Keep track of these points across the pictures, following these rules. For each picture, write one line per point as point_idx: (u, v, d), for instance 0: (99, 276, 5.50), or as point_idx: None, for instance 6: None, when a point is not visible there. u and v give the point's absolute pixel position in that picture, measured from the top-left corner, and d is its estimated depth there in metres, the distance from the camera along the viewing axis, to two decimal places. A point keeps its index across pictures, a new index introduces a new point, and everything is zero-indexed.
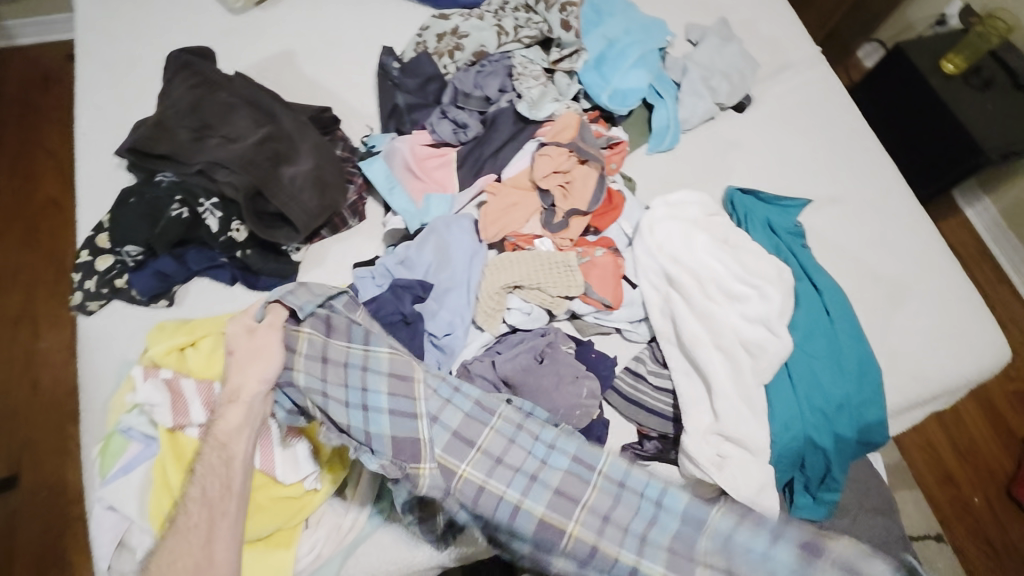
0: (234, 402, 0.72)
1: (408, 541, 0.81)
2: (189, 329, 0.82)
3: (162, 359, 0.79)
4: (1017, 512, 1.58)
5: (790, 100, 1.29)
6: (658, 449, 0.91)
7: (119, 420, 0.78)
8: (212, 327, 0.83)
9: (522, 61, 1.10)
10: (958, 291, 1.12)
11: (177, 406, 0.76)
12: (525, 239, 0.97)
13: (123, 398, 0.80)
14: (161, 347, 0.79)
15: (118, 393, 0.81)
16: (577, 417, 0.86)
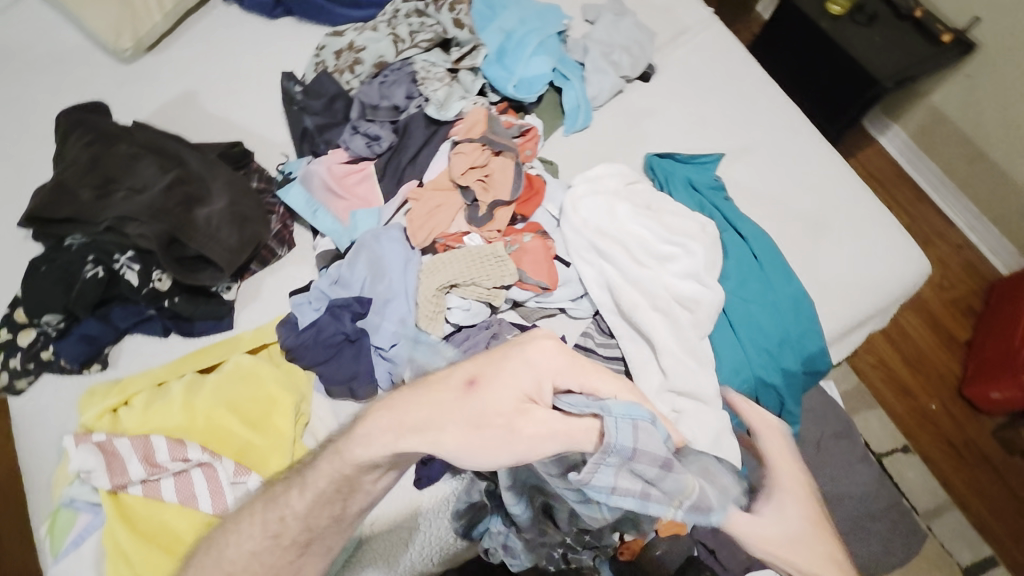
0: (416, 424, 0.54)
1: (388, 554, 0.81)
2: (121, 388, 0.84)
3: (97, 423, 0.81)
4: (970, 411, 1.68)
5: (691, 63, 1.34)
6: None
7: (63, 493, 0.77)
8: (144, 382, 0.85)
9: (424, 65, 1.11)
10: (874, 216, 1.18)
11: (113, 467, 0.75)
12: (454, 238, 0.97)
13: (65, 470, 0.79)
14: (93, 412, 0.81)
15: (61, 467, 0.80)
16: None
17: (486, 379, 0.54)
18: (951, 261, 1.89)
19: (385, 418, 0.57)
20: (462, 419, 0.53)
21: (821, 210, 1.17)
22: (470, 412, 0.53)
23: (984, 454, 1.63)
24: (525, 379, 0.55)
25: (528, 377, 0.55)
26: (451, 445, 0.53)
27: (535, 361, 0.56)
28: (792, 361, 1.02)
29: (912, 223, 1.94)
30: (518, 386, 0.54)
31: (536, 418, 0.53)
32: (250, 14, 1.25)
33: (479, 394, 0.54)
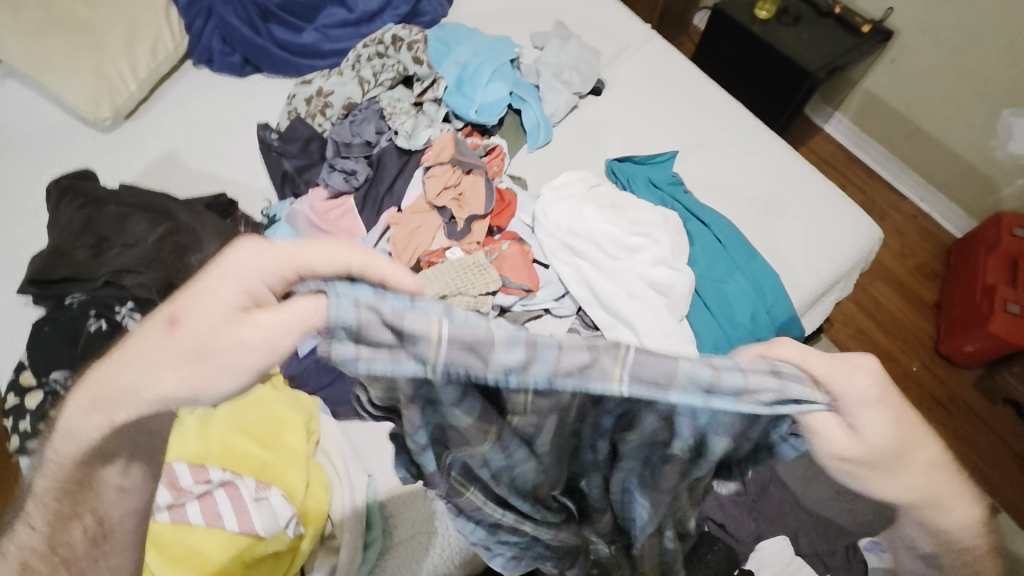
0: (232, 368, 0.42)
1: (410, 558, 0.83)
2: None
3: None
4: (949, 367, 1.76)
5: (637, 74, 1.44)
6: None
7: None
8: None
9: (389, 102, 1.19)
10: (823, 192, 1.27)
11: None
12: (437, 254, 1.03)
13: None
14: None
15: None
16: None
17: (179, 306, 0.42)
18: (908, 230, 2.00)
19: (118, 375, 0.44)
20: (172, 355, 0.42)
21: (774, 192, 1.26)
22: (189, 342, 0.42)
23: (969, 406, 1.70)
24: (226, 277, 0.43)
25: (233, 280, 0.43)
26: (171, 391, 0.43)
27: (247, 263, 0.43)
28: (768, 331, 1.08)
29: (867, 199, 2.05)
30: (252, 285, 0.43)
31: (257, 320, 0.42)
32: (221, 75, 1.32)
33: (180, 328, 0.42)
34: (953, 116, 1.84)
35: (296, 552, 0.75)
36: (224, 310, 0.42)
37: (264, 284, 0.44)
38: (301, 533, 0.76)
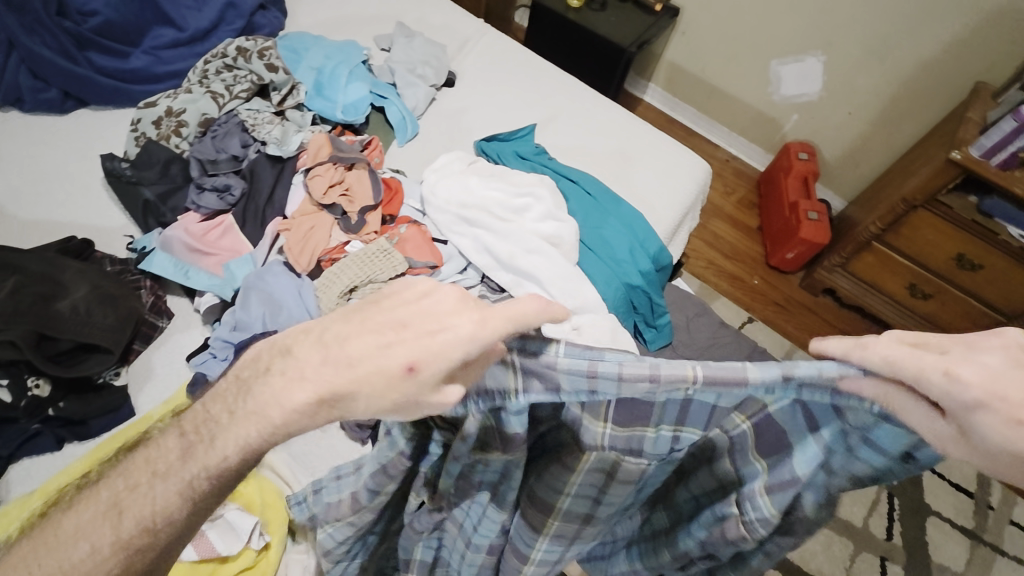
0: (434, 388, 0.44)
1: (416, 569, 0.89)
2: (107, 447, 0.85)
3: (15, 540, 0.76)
4: (780, 276, 2.11)
5: (484, 64, 1.56)
6: None
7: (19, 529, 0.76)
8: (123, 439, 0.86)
9: (249, 113, 1.16)
10: (660, 141, 1.48)
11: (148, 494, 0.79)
12: (337, 251, 1.04)
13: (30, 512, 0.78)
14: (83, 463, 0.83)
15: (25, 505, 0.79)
16: None
17: (429, 360, 0.42)
18: (726, 172, 2.39)
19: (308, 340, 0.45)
20: (339, 378, 0.43)
21: (623, 148, 1.45)
22: (365, 382, 0.42)
23: (801, 303, 2.06)
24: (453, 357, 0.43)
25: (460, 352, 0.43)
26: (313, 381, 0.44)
27: (469, 336, 0.43)
28: (645, 262, 1.24)
29: None
30: (456, 361, 0.43)
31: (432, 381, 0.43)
32: (38, 114, 1.19)
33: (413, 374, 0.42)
34: (737, 72, 2.23)
35: (264, 563, 0.78)
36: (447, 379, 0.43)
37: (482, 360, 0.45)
38: (268, 543, 0.78)
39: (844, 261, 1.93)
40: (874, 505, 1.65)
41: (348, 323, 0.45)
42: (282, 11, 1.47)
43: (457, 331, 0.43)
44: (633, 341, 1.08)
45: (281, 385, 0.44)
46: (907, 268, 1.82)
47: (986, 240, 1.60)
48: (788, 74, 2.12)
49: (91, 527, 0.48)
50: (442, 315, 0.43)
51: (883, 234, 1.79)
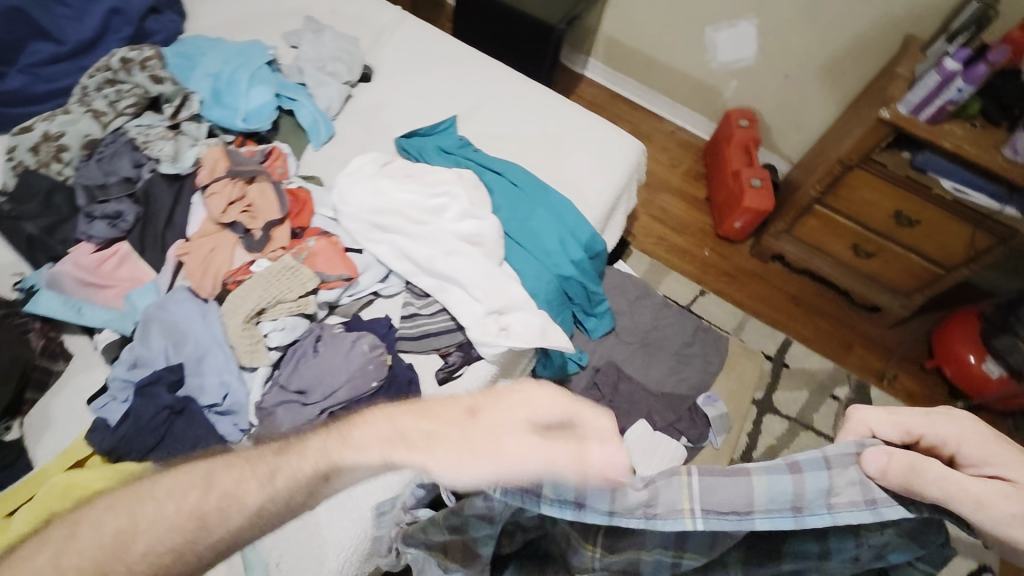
0: (483, 438, 0.50)
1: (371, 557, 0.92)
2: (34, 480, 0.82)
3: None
4: (730, 246, 2.11)
5: (401, 55, 1.49)
6: (463, 357, 1.03)
7: None
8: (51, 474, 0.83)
9: (139, 130, 1.08)
10: (589, 122, 1.44)
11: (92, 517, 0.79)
12: (242, 272, 0.98)
13: None
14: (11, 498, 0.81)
15: None
16: (373, 369, 0.91)
17: (488, 405, 0.52)
18: (672, 144, 2.36)
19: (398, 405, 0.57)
20: (416, 425, 0.53)
21: (551, 133, 1.40)
22: (439, 430, 0.52)
23: (752, 271, 2.07)
24: (527, 416, 0.50)
25: (513, 416, 0.50)
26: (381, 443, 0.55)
27: (529, 401, 0.51)
28: (577, 251, 1.20)
29: (635, 128, 2.38)
30: (514, 420, 0.50)
31: (489, 431, 0.50)
32: None
33: (479, 423, 0.51)
34: (674, 41, 2.19)
35: None
36: (515, 432, 0.49)
37: (534, 421, 0.50)
38: None
39: (790, 227, 1.93)
40: None
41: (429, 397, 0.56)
42: (177, 13, 1.37)
43: (533, 406, 0.51)
44: (564, 336, 1.05)
45: (369, 428, 0.57)
46: (851, 230, 1.83)
47: (922, 195, 1.61)
48: (723, 40, 2.09)
49: (180, 491, 0.59)
50: (518, 387, 0.53)
51: (824, 197, 1.79)
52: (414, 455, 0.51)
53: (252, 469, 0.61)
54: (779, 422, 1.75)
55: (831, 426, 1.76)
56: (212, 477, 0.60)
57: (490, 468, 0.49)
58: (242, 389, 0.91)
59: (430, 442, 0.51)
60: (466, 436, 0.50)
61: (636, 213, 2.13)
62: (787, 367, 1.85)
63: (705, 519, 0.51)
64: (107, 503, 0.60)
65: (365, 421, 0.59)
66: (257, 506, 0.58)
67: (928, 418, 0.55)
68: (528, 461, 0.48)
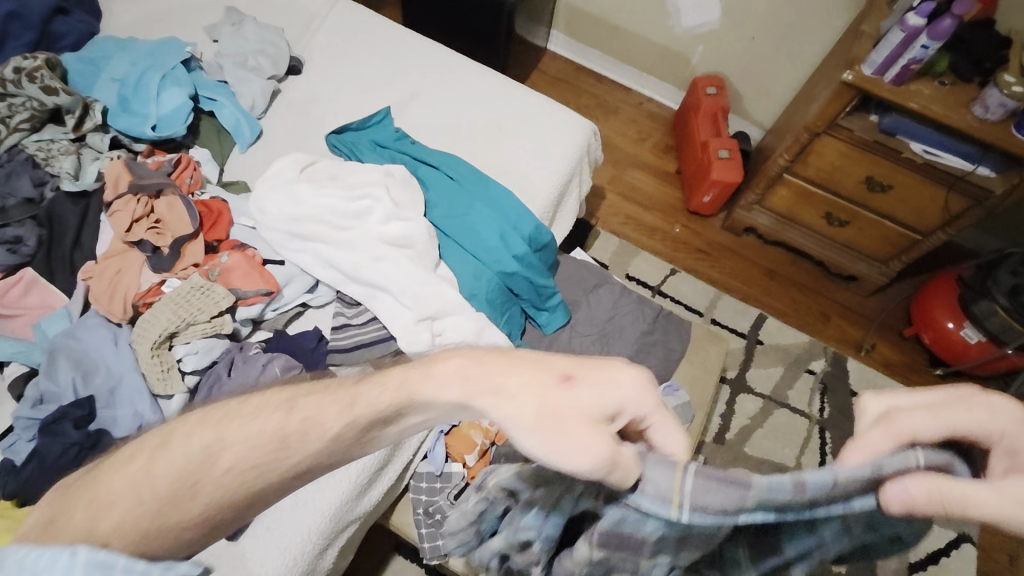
0: (574, 402, 0.42)
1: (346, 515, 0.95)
2: None
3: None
4: (702, 220, 2.04)
5: (332, 43, 1.40)
6: None
7: None
8: None
9: (39, 147, 1.01)
10: (534, 105, 1.37)
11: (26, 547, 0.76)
12: (152, 293, 0.91)
13: None
14: None
15: None
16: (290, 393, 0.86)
17: (585, 372, 0.44)
18: (641, 116, 2.26)
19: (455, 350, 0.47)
20: (486, 370, 0.44)
21: (492, 119, 1.33)
22: (515, 374, 0.43)
23: (725, 245, 2.00)
24: (617, 405, 0.43)
25: (604, 395, 0.43)
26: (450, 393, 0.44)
27: (625, 391, 0.43)
28: (519, 245, 1.14)
29: (602, 101, 2.28)
30: (606, 403, 0.42)
31: (575, 405, 0.42)
32: None
33: (577, 389, 0.43)
34: (635, 7, 2.08)
35: None
36: (591, 419, 0.41)
37: (627, 415, 0.43)
38: None
39: (760, 198, 1.86)
40: (805, 442, 1.66)
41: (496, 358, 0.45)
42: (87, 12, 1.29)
43: (624, 388, 0.43)
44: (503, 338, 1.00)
45: (418, 376, 0.47)
46: (822, 198, 1.76)
47: (891, 158, 1.54)
48: (686, 3, 1.98)
49: (244, 440, 0.53)
50: (607, 372, 0.44)
51: (792, 165, 1.71)
52: (493, 403, 0.42)
53: (330, 396, 0.53)
54: (754, 401, 1.71)
55: (807, 403, 1.72)
56: (296, 401, 0.54)
57: (587, 462, 0.40)
58: (157, 417, 0.87)
59: (512, 382, 0.43)
60: (550, 401, 0.42)
61: (604, 191, 2.06)
62: (761, 343, 1.80)
63: (693, 514, 0.43)
64: (196, 419, 0.57)
65: (451, 357, 0.46)
66: (336, 431, 0.50)
67: (970, 411, 0.42)
68: (605, 447, 0.41)
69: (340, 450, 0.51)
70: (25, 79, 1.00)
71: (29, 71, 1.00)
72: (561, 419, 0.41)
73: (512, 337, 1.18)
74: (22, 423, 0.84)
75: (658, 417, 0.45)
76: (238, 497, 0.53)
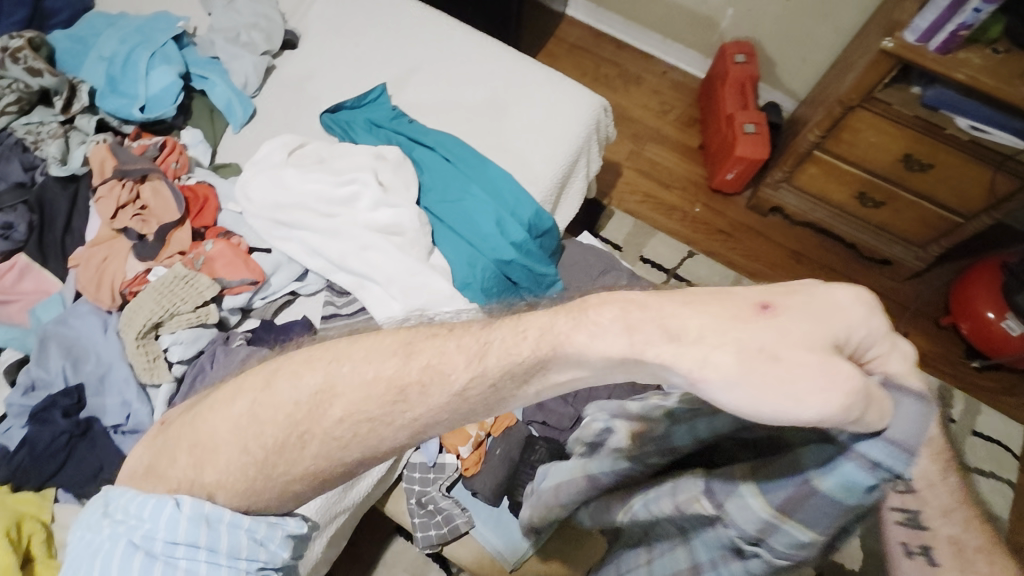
0: (789, 334, 0.42)
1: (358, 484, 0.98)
2: None
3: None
4: (724, 199, 1.94)
5: (331, 15, 1.34)
6: None
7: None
8: None
9: (28, 129, 1.00)
10: (539, 79, 1.29)
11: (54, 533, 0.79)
12: (139, 282, 0.91)
13: None
14: None
15: None
16: None
17: (787, 304, 0.43)
18: (664, 86, 2.14)
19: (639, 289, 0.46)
20: (686, 309, 0.44)
21: (495, 95, 1.27)
22: (723, 304, 0.43)
23: (748, 226, 1.90)
24: (837, 331, 0.43)
25: (815, 321, 0.43)
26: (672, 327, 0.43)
27: (843, 312, 0.44)
28: (517, 231, 1.08)
29: (622, 70, 2.16)
30: (818, 331, 0.42)
31: (792, 349, 0.41)
32: None
33: (783, 320, 0.43)
34: None
35: None
36: (818, 344, 0.42)
37: (844, 335, 0.43)
38: None
39: (788, 176, 1.74)
40: None
41: (669, 300, 0.45)
42: None
43: (846, 309, 0.44)
44: None
45: (592, 325, 0.45)
46: (855, 177, 1.64)
47: (933, 135, 1.41)
48: None
49: (350, 387, 0.51)
50: (831, 297, 0.44)
51: (823, 142, 1.59)
52: (693, 349, 0.42)
53: (455, 340, 0.51)
54: None
55: None
56: (413, 344, 0.52)
57: (815, 407, 0.40)
58: (144, 408, 0.86)
59: (732, 318, 0.42)
60: (775, 328, 0.42)
61: (620, 168, 1.97)
62: None
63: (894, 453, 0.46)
64: (302, 357, 0.54)
65: (605, 306, 0.46)
66: (459, 388, 0.49)
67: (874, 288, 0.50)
68: (832, 377, 0.40)
69: (463, 405, 0.49)
70: (8, 59, 0.98)
71: (12, 52, 0.98)
72: (776, 357, 0.41)
73: None
74: (15, 409, 0.85)
75: (879, 348, 0.46)
76: (344, 453, 0.52)
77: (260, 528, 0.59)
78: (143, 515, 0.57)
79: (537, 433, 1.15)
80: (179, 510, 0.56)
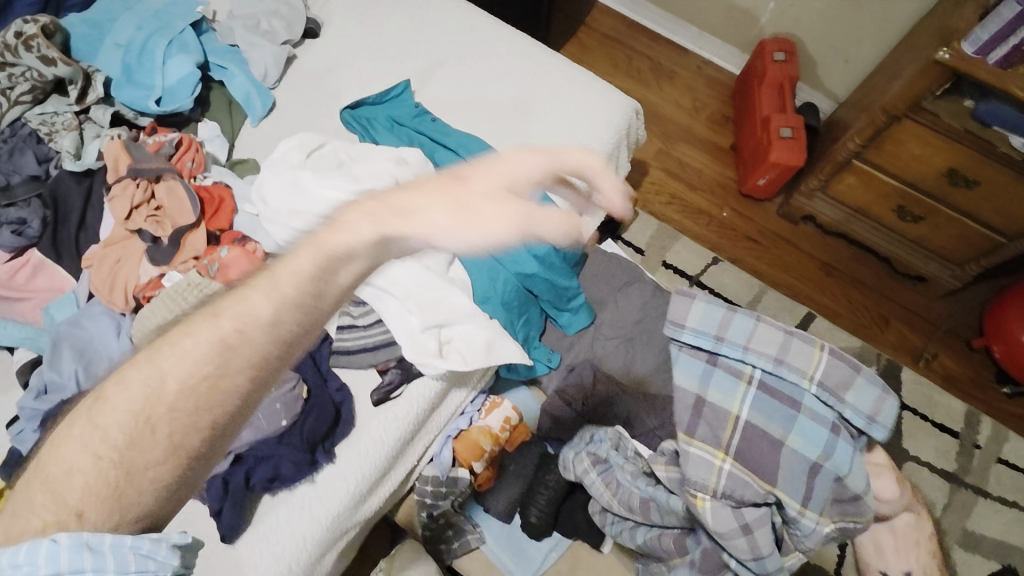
0: (460, 180, 0.57)
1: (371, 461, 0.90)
2: None
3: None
4: (754, 204, 1.87)
5: (356, 2, 1.29)
6: (401, 374, 0.93)
7: None
8: None
9: (42, 120, 0.97)
10: (569, 80, 1.24)
11: None
12: (152, 287, 0.87)
13: None
14: None
15: None
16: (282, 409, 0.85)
17: (471, 170, 0.58)
18: (696, 82, 2.06)
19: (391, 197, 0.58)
20: (428, 198, 0.57)
21: (523, 96, 1.21)
22: (429, 189, 0.57)
23: (776, 233, 1.84)
24: (558, 160, 0.62)
25: (503, 176, 0.59)
26: (440, 221, 0.56)
27: (542, 157, 0.61)
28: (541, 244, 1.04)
29: (654, 64, 2.08)
30: (498, 177, 0.58)
31: (478, 182, 0.57)
32: None
33: (465, 182, 0.57)
34: None
35: None
36: (495, 199, 0.57)
37: (556, 168, 0.62)
38: None
39: (824, 184, 1.67)
40: None
41: (409, 193, 0.58)
42: None
43: (526, 167, 0.60)
44: (516, 351, 0.94)
45: (345, 226, 0.58)
46: (894, 189, 1.56)
47: (981, 152, 1.34)
48: None
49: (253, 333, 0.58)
50: (518, 162, 0.60)
51: (863, 151, 1.52)
52: (414, 225, 0.56)
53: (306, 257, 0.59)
54: None
55: None
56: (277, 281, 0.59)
57: (508, 232, 0.55)
58: None
59: (446, 201, 0.56)
60: (489, 203, 0.56)
61: (647, 167, 1.90)
62: None
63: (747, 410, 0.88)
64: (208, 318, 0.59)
65: (353, 211, 0.58)
66: (272, 314, 0.59)
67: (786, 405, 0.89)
68: (534, 221, 0.56)
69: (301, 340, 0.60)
70: (22, 47, 0.94)
71: (26, 39, 0.94)
72: (471, 206, 0.56)
73: (528, 339, 1.12)
74: (26, 413, 0.83)
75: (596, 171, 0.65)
76: (200, 425, 0.57)
77: (144, 544, 0.55)
78: (16, 565, 0.52)
79: (553, 449, 1.13)
80: (59, 545, 0.52)
